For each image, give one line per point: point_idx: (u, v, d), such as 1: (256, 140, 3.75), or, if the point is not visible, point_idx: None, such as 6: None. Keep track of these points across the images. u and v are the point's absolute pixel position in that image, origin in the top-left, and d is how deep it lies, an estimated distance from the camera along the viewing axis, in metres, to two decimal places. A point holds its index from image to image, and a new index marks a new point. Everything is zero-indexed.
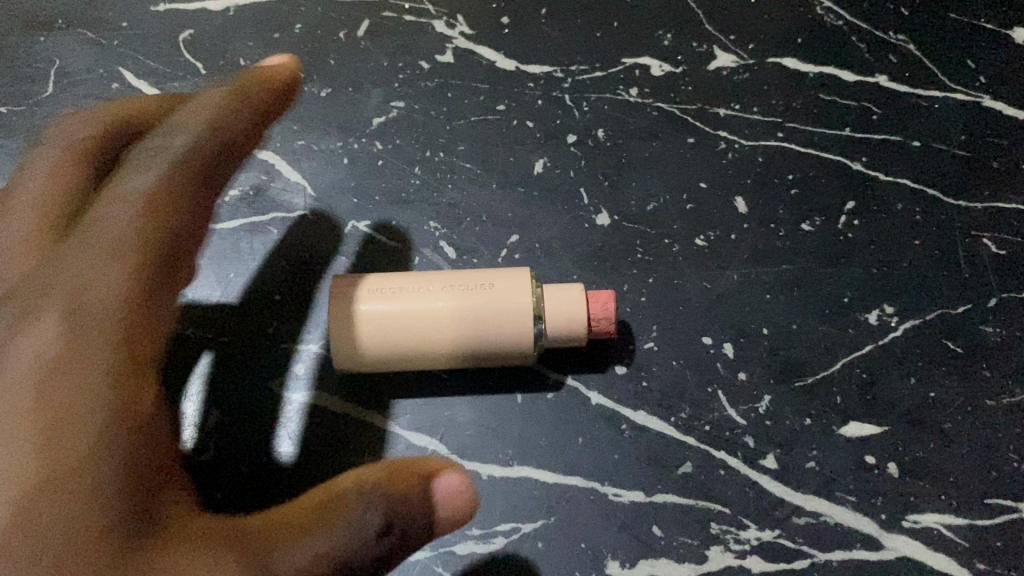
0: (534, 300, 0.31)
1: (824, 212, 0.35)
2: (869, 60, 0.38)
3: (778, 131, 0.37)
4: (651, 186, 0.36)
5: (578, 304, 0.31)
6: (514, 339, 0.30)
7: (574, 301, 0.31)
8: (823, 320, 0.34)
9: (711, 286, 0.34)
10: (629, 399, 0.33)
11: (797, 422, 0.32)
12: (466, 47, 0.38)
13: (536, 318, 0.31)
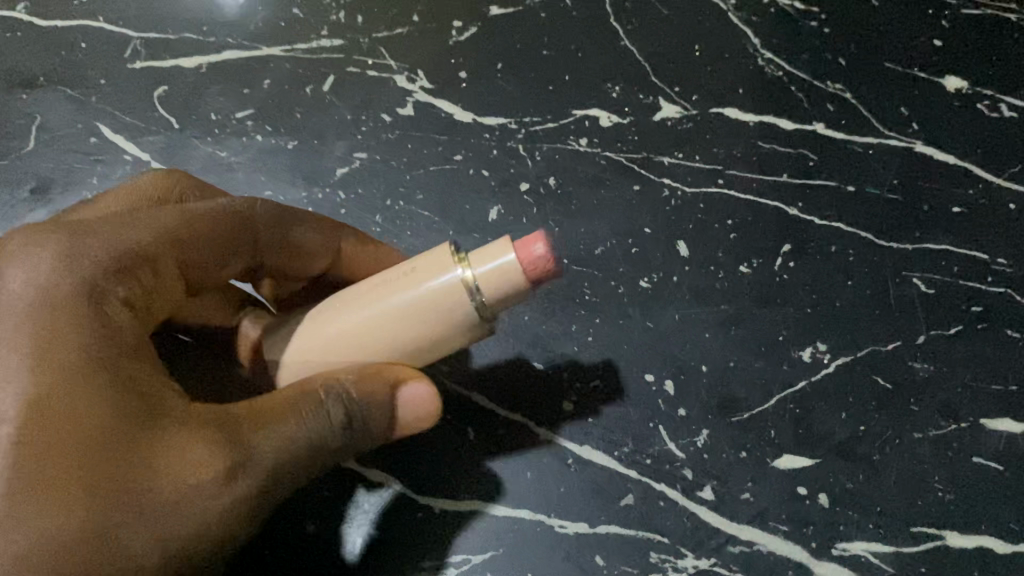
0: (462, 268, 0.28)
1: (761, 255, 0.37)
2: (807, 109, 0.40)
3: (718, 178, 0.39)
4: (598, 232, 0.38)
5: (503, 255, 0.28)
6: (452, 309, 0.29)
7: (498, 255, 0.28)
8: (760, 358, 0.35)
9: (653, 326, 0.36)
10: (575, 435, 0.35)
11: (733, 455, 0.34)
12: (426, 101, 0.41)
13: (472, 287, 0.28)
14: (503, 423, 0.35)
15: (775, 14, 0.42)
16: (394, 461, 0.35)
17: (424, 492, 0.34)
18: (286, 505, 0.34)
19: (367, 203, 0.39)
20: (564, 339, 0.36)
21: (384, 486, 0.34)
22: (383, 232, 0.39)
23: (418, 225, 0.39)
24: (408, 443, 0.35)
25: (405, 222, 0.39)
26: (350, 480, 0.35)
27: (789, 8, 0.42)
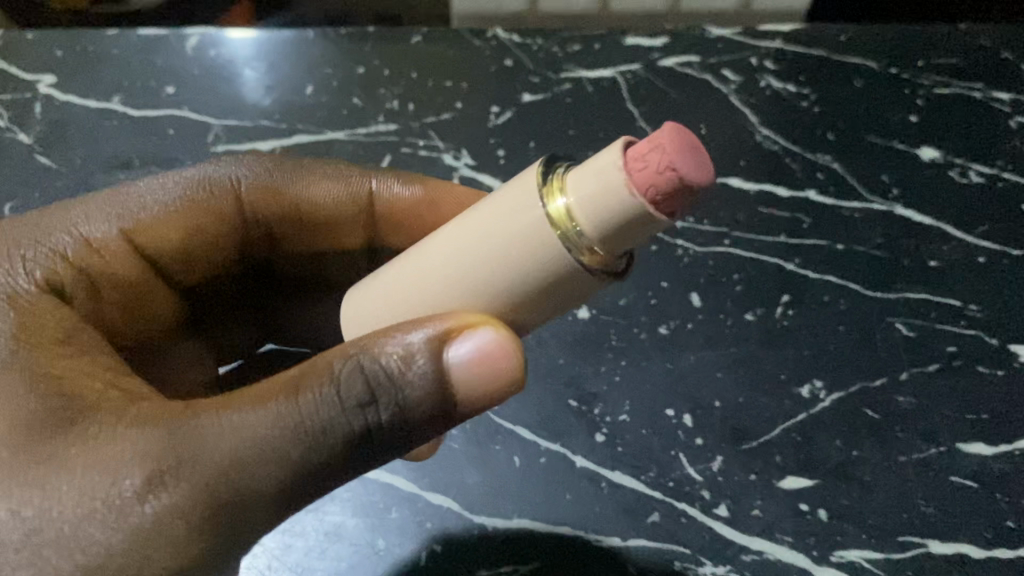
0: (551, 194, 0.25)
1: (764, 305, 0.43)
2: (800, 178, 0.46)
3: (725, 238, 0.45)
4: (622, 286, 0.44)
5: (606, 169, 0.24)
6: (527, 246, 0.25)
7: (600, 171, 0.24)
8: (765, 394, 0.41)
9: (673, 366, 0.42)
10: (607, 462, 0.40)
11: (744, 477, 0.39)
12: (470, 175, 0.47)
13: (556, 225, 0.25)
14: (544, 452, 0.40)
15: (770, 96, 0.49)
16: (450, 486, 0.40)
17: (478, 511, 0.39)
18: (359, 524, 0.39)
19: None
20: (596, 378, 0.42)
21: (444, 506, 0.39)
22: None
23: None
24: (461, 470, 0.40)
25: None
26: (412, 501, 0.39)
27: (781, 91, 0.49)
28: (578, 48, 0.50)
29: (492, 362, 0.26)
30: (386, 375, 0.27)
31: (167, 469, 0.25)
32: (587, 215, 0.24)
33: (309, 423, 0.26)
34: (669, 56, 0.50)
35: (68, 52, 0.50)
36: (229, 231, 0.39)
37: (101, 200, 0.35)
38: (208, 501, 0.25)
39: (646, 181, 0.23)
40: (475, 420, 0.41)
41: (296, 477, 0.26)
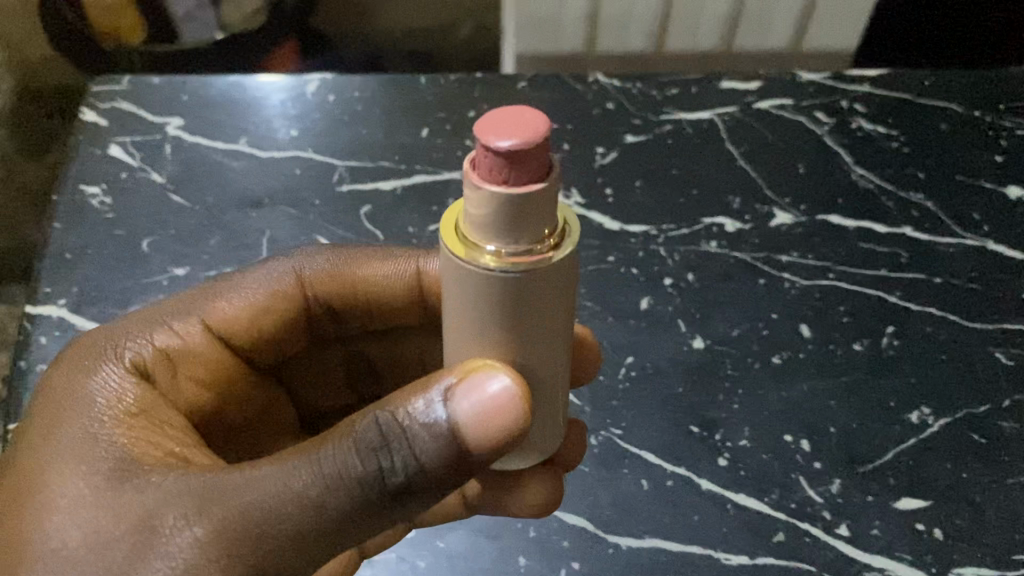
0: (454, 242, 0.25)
1: (869, 336, 0.46)
2: (896, 215, 0.49)
3: (829, 272, 0.47)
4: (735, 318, 0.46)
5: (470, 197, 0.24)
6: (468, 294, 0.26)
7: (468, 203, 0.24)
8: (877, 421, 0.43)
9: (787, 394, 0.44)
10: (731, 484, 0.42)
11: (862, 498, 0.41)
12: (580, 212, 0.49)
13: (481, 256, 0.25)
14: (670, 476, 0.42)
15: (861, 137, 0.52)
16: (583, 507, 0.41)
17: (611, 531, 0.41)
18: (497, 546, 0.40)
19: None
20: (714, 406, 0.44)
21: (577, 526, 0.41)
22: None
23: (583, 313, 0.46)
24: (592, 492, 0.42)
25: None
26: (547, 522, 0.41)
27: (872, 132, 0.52)
28: (675, 93, 0.54)
29: (493, 411, 0.27)
30: (397, 426, 0.28)
31: (201, 513, 0.27)
32: (500, 235, 0.24)
33: (326, 471, 0.27)
34: (762, 99, 0.53)
35: (192, 97, 0.53)
36: (299, 319, 0.41)
37: (186, 297, 0.38)
38: (231, 544, 0.27)
39: (505, 170, 0.23)
40: (602, 445, 0.43)
41: (317, 524, 0.27)
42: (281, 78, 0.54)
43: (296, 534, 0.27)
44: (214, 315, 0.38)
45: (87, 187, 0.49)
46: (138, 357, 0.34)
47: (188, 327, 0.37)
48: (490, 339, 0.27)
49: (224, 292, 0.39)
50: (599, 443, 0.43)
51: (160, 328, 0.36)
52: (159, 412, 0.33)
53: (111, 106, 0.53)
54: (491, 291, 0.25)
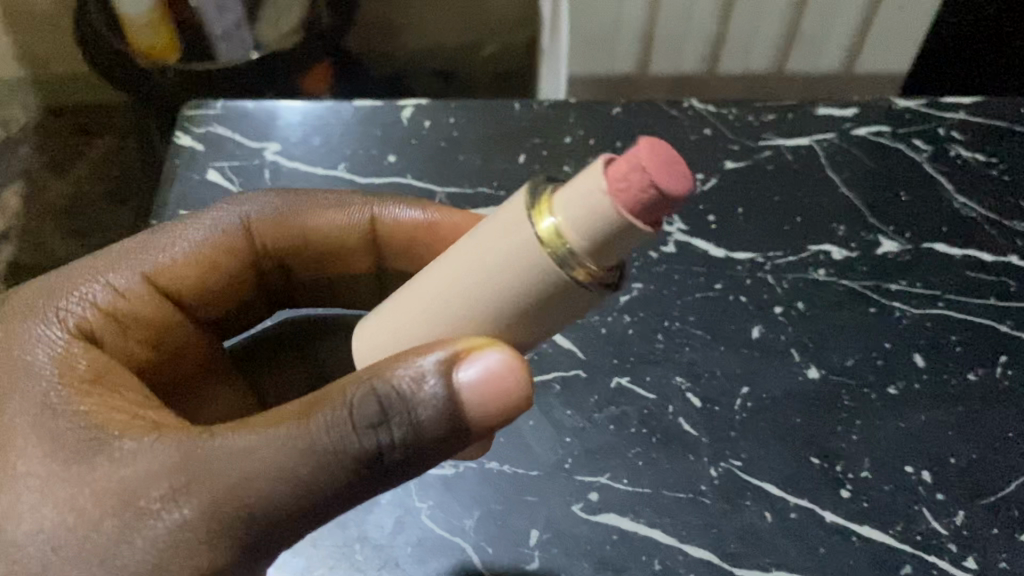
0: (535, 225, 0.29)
1: (983, 365, 0.45)
2: (1002, 244, 0.49)
3: (939, 301, 0.47)
4: (847, 347, 0.46)
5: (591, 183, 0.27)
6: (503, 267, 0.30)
7: (583, 186, 0.28)
8: (997, 451, 0.43)
9: (906, 425, 0.44)
10: (856, 516, 0.41)
11: (988, 530, 0.41)
12: (684, 239, 0.49)
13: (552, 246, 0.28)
14: (794, 508, 0.41)
15: (961, 164, 0.52)
16: (707, 538, 0.41)
17: (738, 564, 0.40)
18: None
19: (648, 324, 0.47)
20: (834, 437, 0.43)
21: (704, 559, 0.40)
22: (665, 347, 0.46)
23: (694, 342, 0.46)
24: (716, 524, 0.41)
25: (683, 340, 0.46)
26: (673, 554, 0.40)
27: (971, 160, 0.52)
28: (772, 118, 0.54)
29: (496, 384, 0.31)
30: (396, 399, 0.31)
31: (189, 486, 0.30)
32: (577, 231, 0.28)
33: (321, 443, 0.30)
34: (859, 125, 0.54)
35: (287, 122, 0.53)
36: (247, 268, 0.44)
37: (124, 250, 0.40)
38: (217, 514, 0.30)
39: (633, 198, 0.27)
40: (724, 476, 0.42)
41: (309, 492, 0.30)
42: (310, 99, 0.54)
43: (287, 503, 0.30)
44: (158, 271, 0.40)
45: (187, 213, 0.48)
46: (84, 320, 0.37)
47: (128, 280, 0.39)
48: (498, 308, 0.30)
49: (164, 243, 0.41)
50: (719, 474, 0.42)
51: (99, 286, 0.38)
52: (121, 375, 0.36)
53: (206, 130, 0.52)
54: (537, 265, 0.29)
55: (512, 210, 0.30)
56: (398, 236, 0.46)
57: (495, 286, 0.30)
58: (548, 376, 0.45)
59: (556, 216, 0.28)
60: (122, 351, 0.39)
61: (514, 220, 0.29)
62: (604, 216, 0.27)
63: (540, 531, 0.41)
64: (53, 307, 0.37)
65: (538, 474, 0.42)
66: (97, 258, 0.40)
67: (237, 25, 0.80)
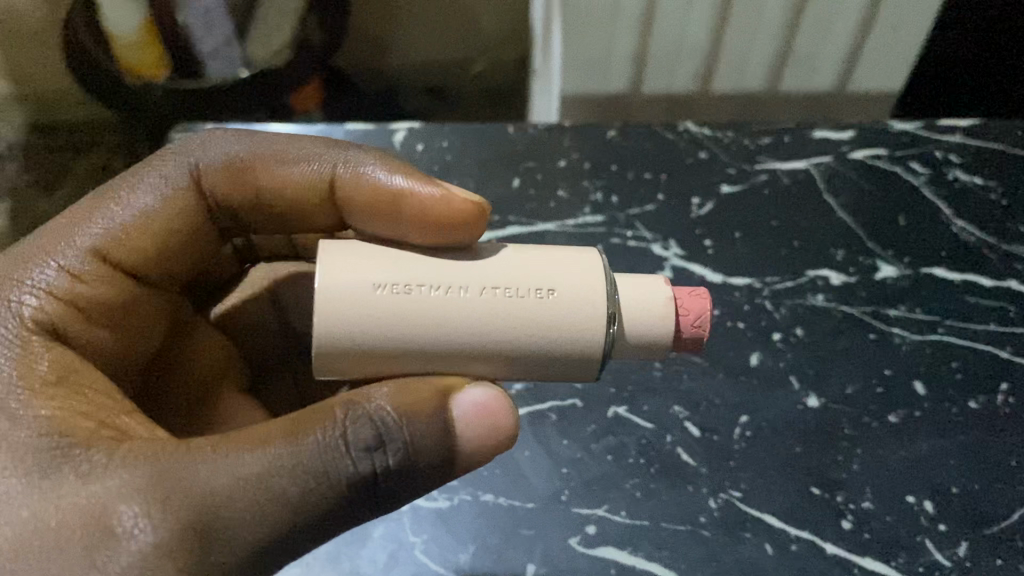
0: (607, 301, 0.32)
1: (985, 393, 0.45)
2: (1000, 268, 0.49)
3: (938, 327, 0.47)
4: (848, 374, 0.45)
5: (663, 294, 0.33)
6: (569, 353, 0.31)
7: (655, 290, 0.33)
8: (999, 480, 0.42)
9: (908, 454, 0.43)
10: (857, 548, 0.40)
11: (992, 561, 0.40)
12: (682, 263, 0.48)
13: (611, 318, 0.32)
14: (794, 540, 0.41)
15: (959, 188, 0.52)
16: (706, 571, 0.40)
17: None
18: None
19: None
20: (835, 467, 0.43)
21: None
22: (663, 375, 0.45)
23: (693, 369, 0.45)
24: (716, 557, 0.40)
25: (681, 368, 0.45)
26: None
27: (969, 183, 0.52)
28: (768, 141, 0.53)
29: (490, 429, 0.32)
30: (394, 428, 0.30)
31: (163, 499, 0.28)
32: (633, 309, 0.32)
33: (312, 464, 0.29)
34: (857, 148, 0.53)
35: None
36: (202, 228, 0.40)
37: (72, 219, 0.36)
38: (193, 530, 0.28)
39: (685, 324, 0.33)
40: (723, 508, 0.41)
41: (294, 505, 0.28)
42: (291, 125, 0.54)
43: (272, 516, 0.28)
44: (108, 245, 0.36)
45: None
46: (39, 312, 0.34)
47: (83, 259, 0.36)
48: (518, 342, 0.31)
49: (112, 205, 0.37)
50: (719, 505, 0.41)
51: (48, 271, 0.35)
52: (85, 373, 0.34)
53: None
54: (592, 315, 0.31)
55: (576, 259, 0.32)
56: (355, 195, 0.38)
57: (532, 319, 0.31)
58: (547, 403, 0.45)
59: (622, 290, 0.33)
60: (84, 340, 0.36)
61: (583, 270, 0.32)
62: (660, 320, 0.32)
63: (536, 566, 0.40)
64: (3, 302, 0.34)
65: (535, 505, 0.42)
66: (43, 238, 0.36)
67: (226, 42, 0.78)
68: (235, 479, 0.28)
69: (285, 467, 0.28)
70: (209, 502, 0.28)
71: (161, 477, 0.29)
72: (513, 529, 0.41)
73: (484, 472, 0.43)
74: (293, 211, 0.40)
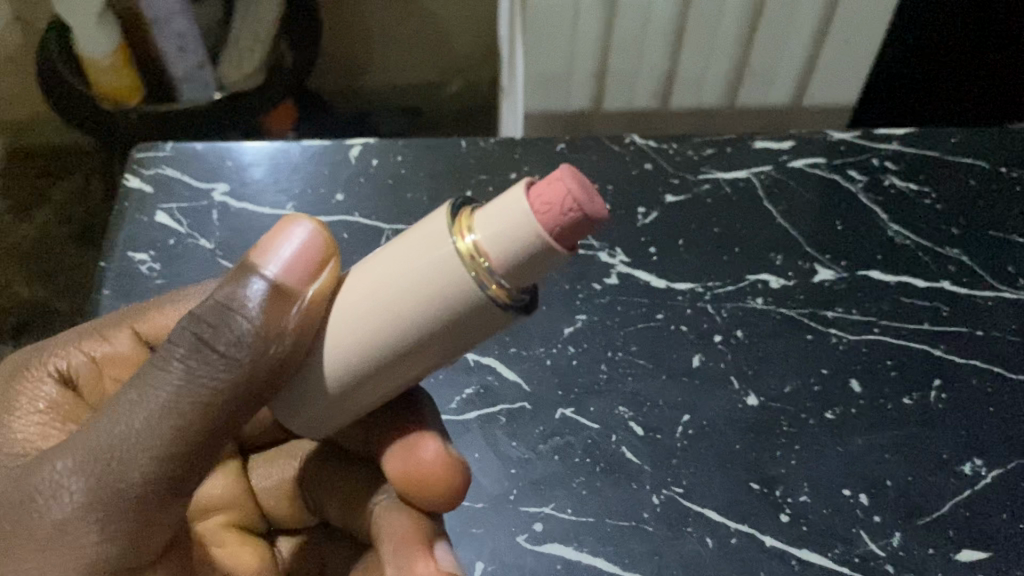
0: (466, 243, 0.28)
1: (918, 389, 0.46)
2: (934, 270, 0.51)
3: (874, 327, 0.48)
4: (786, 374, 0.47)
5: (515, 208, 0.27)
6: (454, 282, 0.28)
7: (501, 207, 0.28)
8: (932, 473, 0.44)
9: (844, 449, 0.44)
10: (795, 540, 0.42)
11: (923, 551, 0.42)
12: (627, 270, 0.51)
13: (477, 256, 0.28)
14: (734, 533, 0.42)
15: (895, 194, 0.54)
16: (648, 566, 0.41)
17: None
18: None
19: (592, 354, 0.48)
20: (773, 463, 0.44)
21: None
22: (609, 377, 0.47)
23: (638, 371, 0.47)
24: (659, 550, 0.42)
25: (627, 369, 0.47)
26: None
27: (904, 189, 0.54)
28: (710, 152, 0.56)
29: (302, 248, 0.32)
30: (208, 301, 0.31)
31: (60, 452, 0.30)
32: (496, 243, 0.27)
33: (152, 365, 0.30)
34: (796, 158, 0.56)
35: (236, 162, 0.54)
36: None
37: (128, 311, 0.39)
38: (88, 454, 0.29)
39: (554, 219, 0.27)
40: (665, 503, 0.43)
41: (153, 399, 0.29)
42: (258, 145, 0.55)
43: (139, 417, 0.29)
44: (149, 329, 0.38)
45: (135, 253, 0.50)
46: (68, 372, 0.37)
47: (118, 334, 0.38)
48: (393, 329, 0.29)
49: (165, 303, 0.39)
50: (662, 501, 0.43)
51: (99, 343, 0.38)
52: (67, 407, 0.36)
53: (155, 172, 0.54)
54: (440, 282, 0.28)
55: (428, 224, 0.29)
56: None
57: (391, 302, 0.29)
58: (497, 406, 0.46)
59: (483, 229, 0.28)
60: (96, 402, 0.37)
61: (432, 236, 0.29)
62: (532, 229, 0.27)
63: (486, 565, 0.41)
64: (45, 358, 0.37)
65: (484, 505, 0.43)
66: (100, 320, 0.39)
67: (198, 67, 0.79)
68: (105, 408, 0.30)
69: (135, 377, 0.30)
70: (91, 428, 0.29)
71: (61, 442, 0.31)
72: (465, 530, 0.42)
73: None
74: None
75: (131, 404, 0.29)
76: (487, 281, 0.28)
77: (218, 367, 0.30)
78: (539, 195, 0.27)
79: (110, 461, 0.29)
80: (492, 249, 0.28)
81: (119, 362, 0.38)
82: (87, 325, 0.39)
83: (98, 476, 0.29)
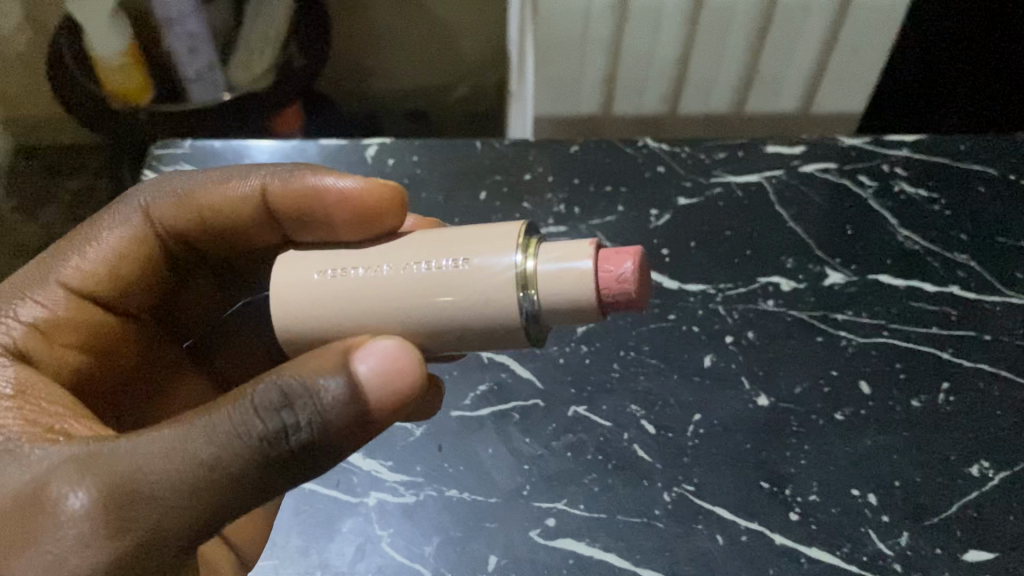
0: (527, 272, 0.31)
1: (927, 392, 0.47)
2: (943, 275, 0.51)
3: (884, 329, 0.49)
4: (797, 375, 0.47)
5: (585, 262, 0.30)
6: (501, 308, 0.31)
7: (573, 260, 0.31)
8: (940, 474, 0.44)
9: (853, 449, 0.45)
10: (804, 539, 0.42)
11: (931, 551, 0.42)
12: None
13: (530, 288, 0.31)
14: (744, 531, 0.42)
15: (905, 200, 0.55)
16: (657, 561, 0.42)
17: None
18: None
19: (604, 353, 0.48)
20: (783, 462, 0.45)
21: None
22: (622, 375, 0.48)
23: (649, 370, 0.48)
24: (669, 547, 0.42)
25: (638, 368, 0.48)
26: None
27: (914, 195, 0.55)
28: (723, 156, 0.57)
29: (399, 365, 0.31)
30: (298, 390, 0.30)
31: (88, 477, 0.29)
32: (552, 280, 0.30)
33: (222, 432, 0.29)
34: (807, 162, 0.56)
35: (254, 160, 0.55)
36: (159, 259, 0.44)
37: (45, 262, 0.41)
38: (121, 494, 0.29)
39: (610, 290, 0.31)
40: (676, 501, 0.43)
41: (209, 471, 0.29)
42: (275, 144, 0.56)
43: (187, 480, 0.29)
44: (76, 278, 0.41)
45: None
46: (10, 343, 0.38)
47: (47, 293, 0.40)
48: (415, 323, 0.32)
49: (78, 248, 0.41)
50: (672, 499, 0.43)
51: (24, 304, 0.39)
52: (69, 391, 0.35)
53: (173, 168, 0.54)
54: (487, 298, 0.31)
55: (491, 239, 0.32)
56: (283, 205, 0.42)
57: (426, 300, 0.31)
58: (511, 403, 0.47)
59: (545, 265, 0.31)
60: (50, 362, 0.39)
61: (493, 251, 0.31)
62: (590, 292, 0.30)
63: (500, 558, 0.42)
64: None
65: (498, 500, 0.43)
66: (20, 278, 0.40)
67: (209, 67, 0.79)
68: (151, 450, 0.29)
69: (196, 434, 0.29)
70: (132, 471, 0.29)
71: (88, 455, 0.30)
72: (481, 525, 0.43)
73: (448, 469, 0.45)
74: (234, 229, 0.44)
75: (180, 463, 0.29)
76: (527, 314, 0.31)
77: (279, 460, 0.30)
78: (604, 263, 0.31)
79: (144, 508, 0.29)
80: (546, 285, 0.31)
81: (56, 313, 0.40)
82: (14, 285, 0.40)
83: (129, 516, 0.29)
